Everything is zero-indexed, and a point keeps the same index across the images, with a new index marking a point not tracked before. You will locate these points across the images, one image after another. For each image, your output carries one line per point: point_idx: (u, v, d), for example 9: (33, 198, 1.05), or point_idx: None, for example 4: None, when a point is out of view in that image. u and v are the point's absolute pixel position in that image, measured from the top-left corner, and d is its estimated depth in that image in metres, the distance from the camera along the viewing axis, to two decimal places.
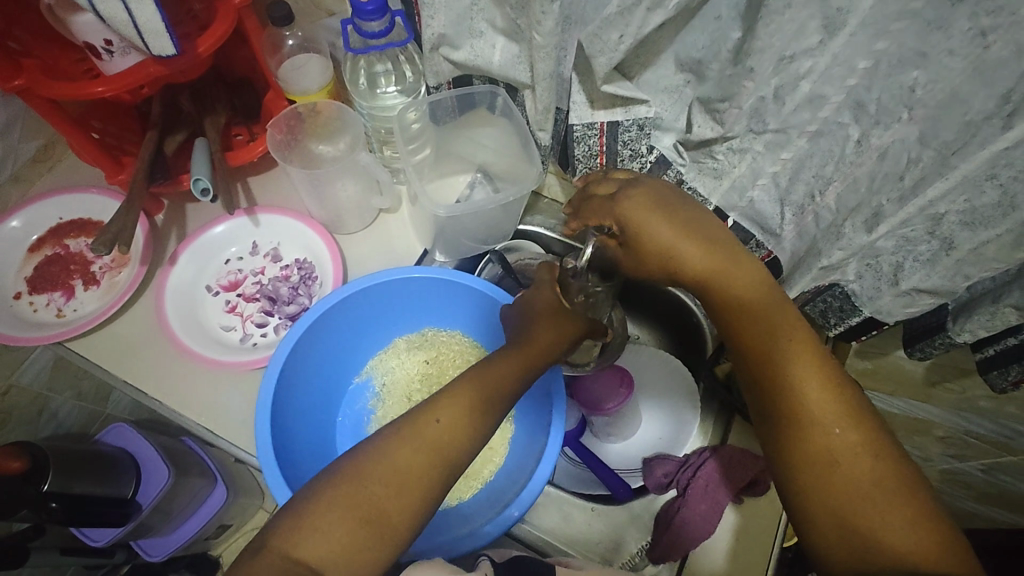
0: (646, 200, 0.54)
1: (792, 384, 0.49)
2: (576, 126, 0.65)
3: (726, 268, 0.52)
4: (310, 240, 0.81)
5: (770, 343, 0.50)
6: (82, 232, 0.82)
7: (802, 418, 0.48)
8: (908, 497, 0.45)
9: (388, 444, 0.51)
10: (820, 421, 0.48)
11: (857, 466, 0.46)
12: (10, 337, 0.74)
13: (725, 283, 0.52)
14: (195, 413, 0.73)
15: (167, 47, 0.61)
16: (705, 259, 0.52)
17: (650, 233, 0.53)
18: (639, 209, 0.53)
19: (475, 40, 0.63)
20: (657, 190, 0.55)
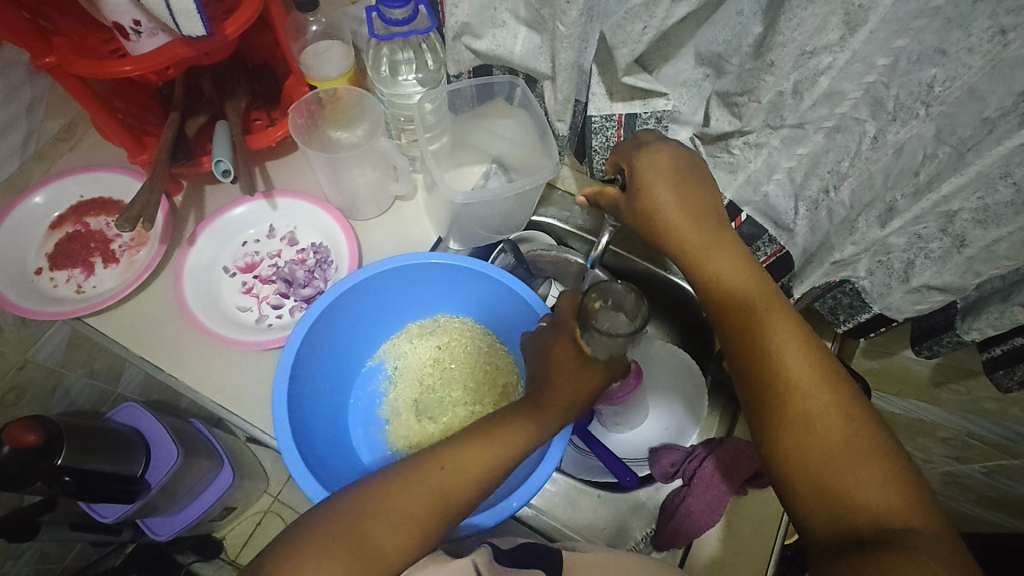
0: (662, 161, 0.57)
1: (772, 350, 0.51)
2: (593, 117, 0.66)
3: (710, 252, 0.56)
4: (326, 225, 0.82)
5: (751, 318, 0.53)
6: (103, 211, 0.83)
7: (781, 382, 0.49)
8: (884, 456, 0.45)
9: (392, 484, 0.52)
10: (799, 386, 0.49)
11: (835, 430, 0.46)
12: (30, 311, 0.75)
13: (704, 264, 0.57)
14: (210, 392, 0.74)
15: (198, 29, 0.62)
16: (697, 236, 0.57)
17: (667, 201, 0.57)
18: (653, 169, 0.58)
19: (498, 30, 0.64)
20: (677, 156, 0.58)
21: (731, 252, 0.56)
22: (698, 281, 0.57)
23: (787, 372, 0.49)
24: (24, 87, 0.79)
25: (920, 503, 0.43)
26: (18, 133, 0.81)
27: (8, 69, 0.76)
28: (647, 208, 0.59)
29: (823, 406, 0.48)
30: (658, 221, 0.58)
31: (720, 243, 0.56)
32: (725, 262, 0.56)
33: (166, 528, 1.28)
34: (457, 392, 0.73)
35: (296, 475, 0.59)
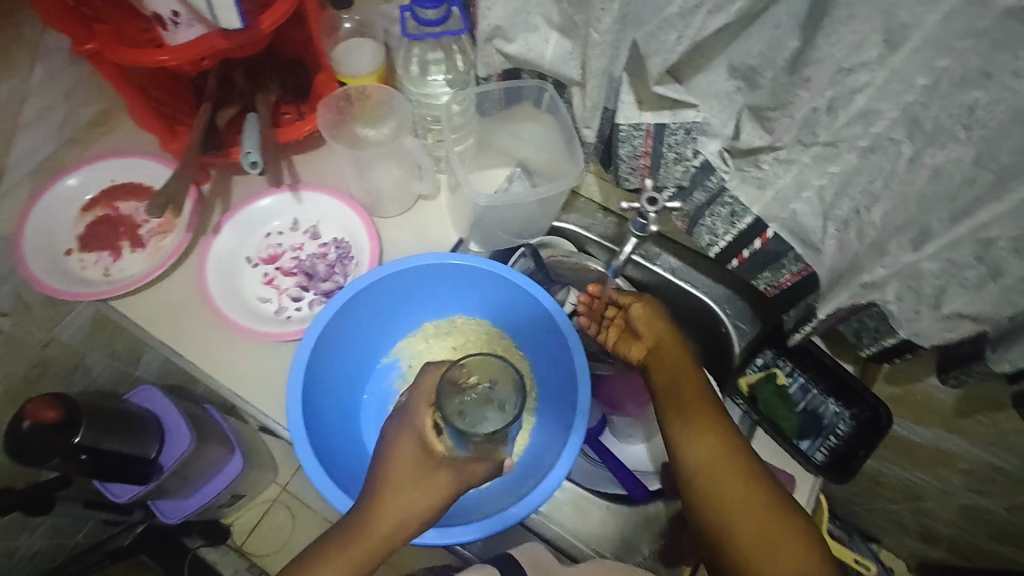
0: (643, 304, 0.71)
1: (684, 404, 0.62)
2: (622, 126, 0.65)
3: (661, 352, 0.67)
4: (349, 221, 0.83)
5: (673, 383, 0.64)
6: (134, 197, 0.85)
7: (689, 428, 0.61)
8: (750, 479, 0.57)
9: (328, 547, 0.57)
10: (695, 423, 0.60)
11: (717, 458, 0.58)
12: (60, 292, 0.77)
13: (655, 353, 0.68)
14: (227, 380, 0.75)
15: (235, 21, 0.63)
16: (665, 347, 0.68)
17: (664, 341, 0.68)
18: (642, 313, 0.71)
19: (530, 34, 0.64)
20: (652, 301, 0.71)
21: (690, 372, 0.65)
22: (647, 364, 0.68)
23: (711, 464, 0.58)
24: (64, 72, 0.81)
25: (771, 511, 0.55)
26: (56, 118, 0.83)
27: (48, 55, 0.78)
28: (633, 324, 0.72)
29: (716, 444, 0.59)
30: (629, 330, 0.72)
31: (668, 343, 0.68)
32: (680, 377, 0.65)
33: (176, 512, 1.30)
34: None
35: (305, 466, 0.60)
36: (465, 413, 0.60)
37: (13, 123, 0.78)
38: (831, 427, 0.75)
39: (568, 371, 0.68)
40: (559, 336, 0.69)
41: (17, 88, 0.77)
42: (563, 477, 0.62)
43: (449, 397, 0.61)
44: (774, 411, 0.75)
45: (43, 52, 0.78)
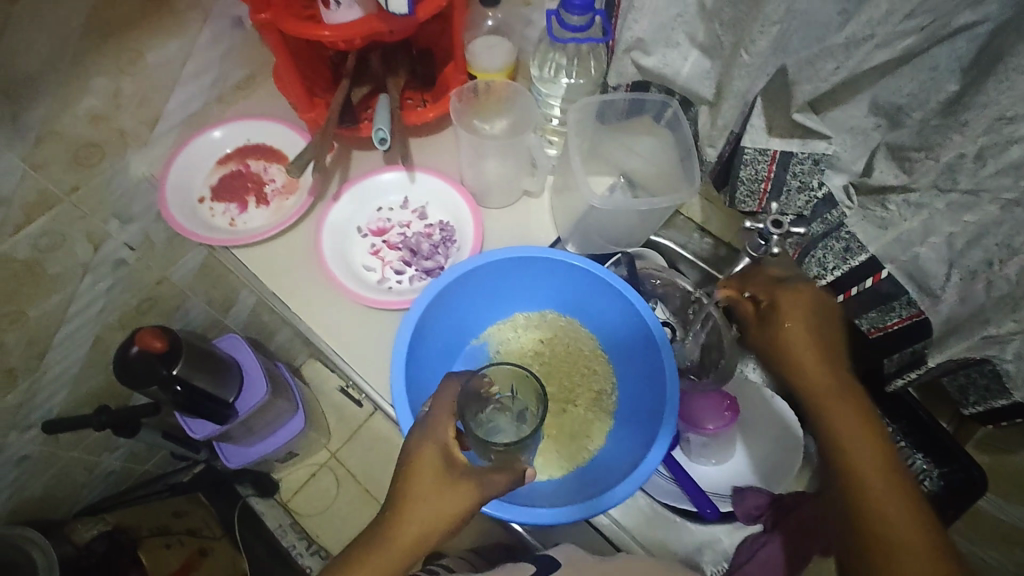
0: (805, 303, 0.60)
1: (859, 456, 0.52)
2: (747, 149, 0.66)
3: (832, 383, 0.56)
4: (457, 206, 0.87)
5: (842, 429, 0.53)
6: (264, 157, 0.92)
7: (864, 491, 0.50)
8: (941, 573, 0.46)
9: (368, 549, 0.56)
10: (871, 494, 0.50)
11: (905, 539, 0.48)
12: (193, 234, 0.84)
13: (818, 385, 0.56)
14: (327, 337, 0.80)
15: (403, 7, 0.69)
16: (809, 353, 0.58)
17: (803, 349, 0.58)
18: (788, 307, 0.60)
19: (670, 50, 0.66)
20: (818, 301, 0.61)
21: (861, 412, 0.54)
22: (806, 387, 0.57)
23: (870, 501, 0.50)
24: (225, 36, 0.88)
25: None
26: (209, 76, 0.91)
27: (217, 20, 0.86)
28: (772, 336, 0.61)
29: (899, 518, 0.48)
30: (781, 347, 0.59)
31: (832, 371, 0.56)
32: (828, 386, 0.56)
33: (236, 458, 1.36)
34: (553, 387, 0.75)
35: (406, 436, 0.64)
36: (482, 423, 0.63)
37: (177, 76, 0.86)
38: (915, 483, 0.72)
39: (656, 381, 0.69)
40: (651, 345, 0.71)
41: (187, 45, 0.85)
42: (639, 485, 0.63)
43: (470, 409, 0.63)
44: None
45: (212, 16, 0.85)
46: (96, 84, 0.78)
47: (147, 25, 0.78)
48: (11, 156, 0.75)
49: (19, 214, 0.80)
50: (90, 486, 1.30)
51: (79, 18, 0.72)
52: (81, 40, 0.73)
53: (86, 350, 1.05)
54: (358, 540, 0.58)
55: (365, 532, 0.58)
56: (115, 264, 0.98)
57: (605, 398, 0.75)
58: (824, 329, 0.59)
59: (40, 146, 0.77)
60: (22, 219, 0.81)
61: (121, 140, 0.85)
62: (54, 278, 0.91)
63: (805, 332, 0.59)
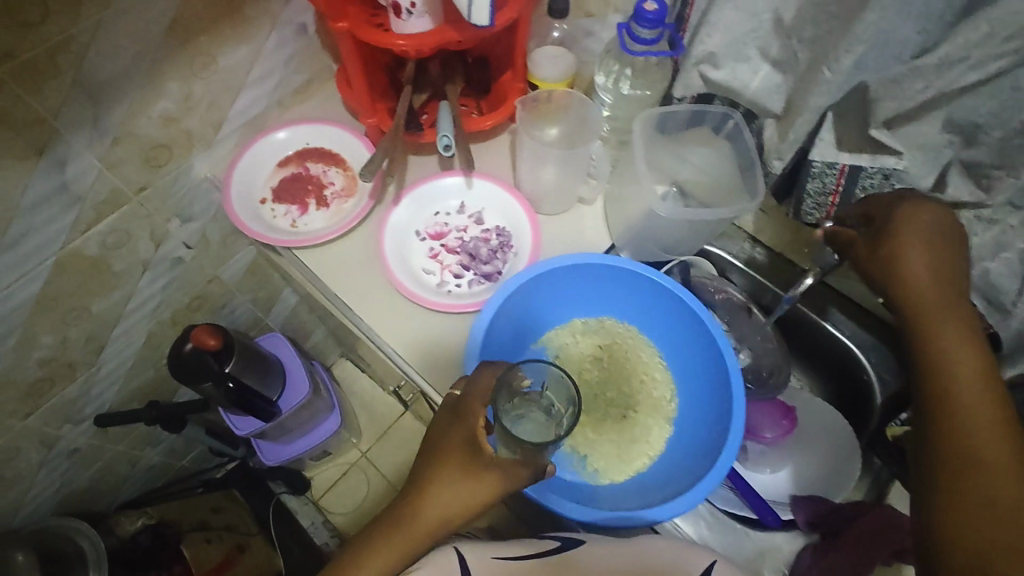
0: (923, 225, 0.60)
1: (954, 373, 0.56)
2: (815, 162, 0.67)
3: (940, 310, 0.59)
4: (513, 212, 0.89)
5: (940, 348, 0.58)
6: (322, 160, 0.94)
7: (954, 401, 0.55)
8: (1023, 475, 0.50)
9: (391, 527, 0.60)
10: (962, 407, 0.54)
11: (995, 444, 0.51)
12: (256, 235, 0.86)
13: (926, 310, 0.60)
14: (389, 339, 0.82)
15: (483, 19, 0.64)
16: (926, 284, 0.60)
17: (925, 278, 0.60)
18: (905, 237, 0.61)
19: (740, 64, 0.68)
20: (942, 221, 0.60)
21: (967, 336, 0.57)
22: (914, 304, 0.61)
23: (959, 402, 0.54)
24: (290, 42, 0.90)
25: None
26: (272, 81, 0.93)
27: (284, 26, 0.88)
28: (885, 257, 0.62)
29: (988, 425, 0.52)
30: (897, 271, 0.62)
31: (945, 298, 0.59)
32: (942, 316, 0.59)
33: (274, 455, 1.37)
34: (612, 393, 0.77)
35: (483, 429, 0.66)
36: (514, 413, 0.61)
37: (243, 80, 0.89)
38: None
39: (721, 390, 0.71)
40: (714, 354, 0.72)
41: (255, 51, 0.87)
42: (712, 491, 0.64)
43: (505, 398, 0.61)
44: None
45: (280, 22, 0.87)
46: (171, 88, 0.80)
47: (221, 31, 0.81)
48: (89, 156, 0.77)
49: (91, 212, 0.82)
50: (131, 480, 1.32)
51: (161, 24, 0.74)
52: (161, 45, 0.75)
53: (139, 346, 1.07)
54: (385, 516, 0.62)
55: (391, 511, 0.61)
56: (172, 262, 1.00)
57: (664, 405, 0.77)
58: (950, 264, 0.60)
59: (115, 147, 0.79)
60: (94, 217, 0.83)
61: (188, 142, 0.88)
62: (117, 275, 0.93)
63: (923, 255, 0.60)
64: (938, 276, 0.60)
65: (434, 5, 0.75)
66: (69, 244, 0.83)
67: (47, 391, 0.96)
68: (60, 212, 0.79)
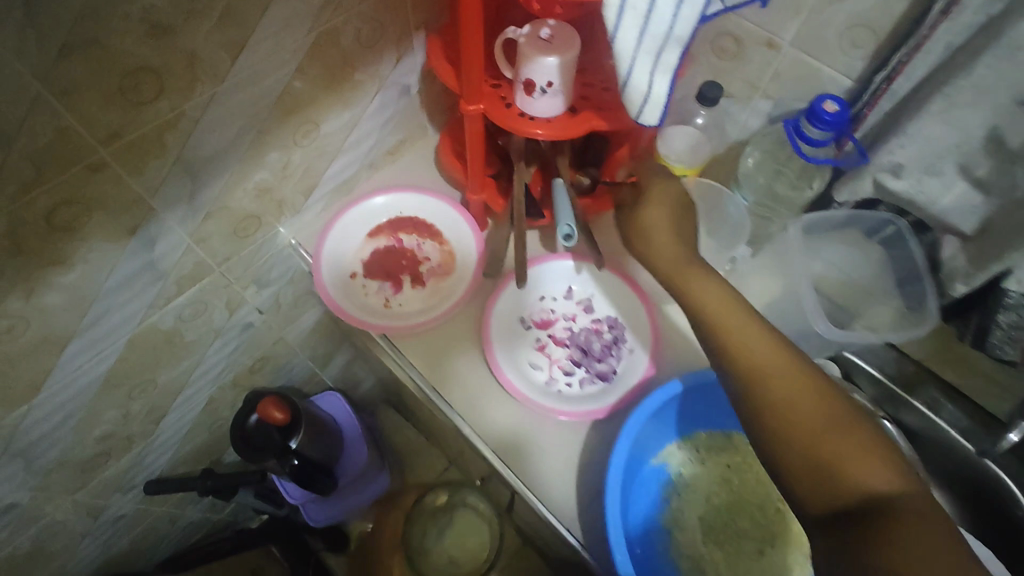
0: (656, 208, 0.71)
1: (743, 342, 0.57)
2: (1012, 291, 0.59)
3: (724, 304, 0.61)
4: (628, 303, 0.81)
5: (746, 358, 0.57)
6: (416, 231, 0.86)
7: (757, 379, 0.55)
8: (874, 438, 0.50)
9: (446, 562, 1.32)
10: (775, 380, 0.54)
11: (840, 430, 0.51)
12: (348, 316, 0.79)
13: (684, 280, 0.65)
14: (496, 446, 0.74)
15: (653, 120, 0.56)
16: (672, 252, 0.68)
17: (656, 230, 0.70)
18: (648, 214, 0.71)
19: (930, 177, 0.60)
20: (668, 203, 0.72)
21: (754, 329, 0.58)
22: (717, 339, 0.59)
23: (789, 410, 0.52)
24: (391, 104, 0.83)
25: (914, 484, 0.47)
26: (368, 144, 0.86)
27: (388, 88, 0.81)
28: (637, 221, 0.72)
29: (804, 398, 0.53)
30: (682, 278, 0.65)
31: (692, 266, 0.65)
32: (714, 299, 0.62)
33: (322, 515, 1.25)
34: (747, 524, 0.70)
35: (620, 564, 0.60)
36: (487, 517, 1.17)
37: (341, 144, 0.81)
38: None
39: None
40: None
41: (356, 115, 0.80)
42: None
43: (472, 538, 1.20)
44: None
45: (385, 84, 0.80)
46: (270, 158, 0.73)
47: (327, 99, 0.74)
48: (180, 232, 0.70)
49: (172, 287, 0.75)
50: (170, 537, 1.24)
51: (272, 94, 0.67)
52: (269, 116, 0.68)
53: (198, 411, 0.99)
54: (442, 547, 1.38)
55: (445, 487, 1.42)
56: (243, 327, 0.93)
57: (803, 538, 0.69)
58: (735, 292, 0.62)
59: (207, 221, 0.72)
60: (174, 291, 0.76)
61: (278, 209, 0.81)
62: (188, 345, 0.85)
63: (652, 201, 0.72)
64: (674, 256, 0.67)
65: (570, 82, 0.67)
66: (146, 319, 0.75)
67: (102, 464, 0.89)
68: (141, 290, 0.71)
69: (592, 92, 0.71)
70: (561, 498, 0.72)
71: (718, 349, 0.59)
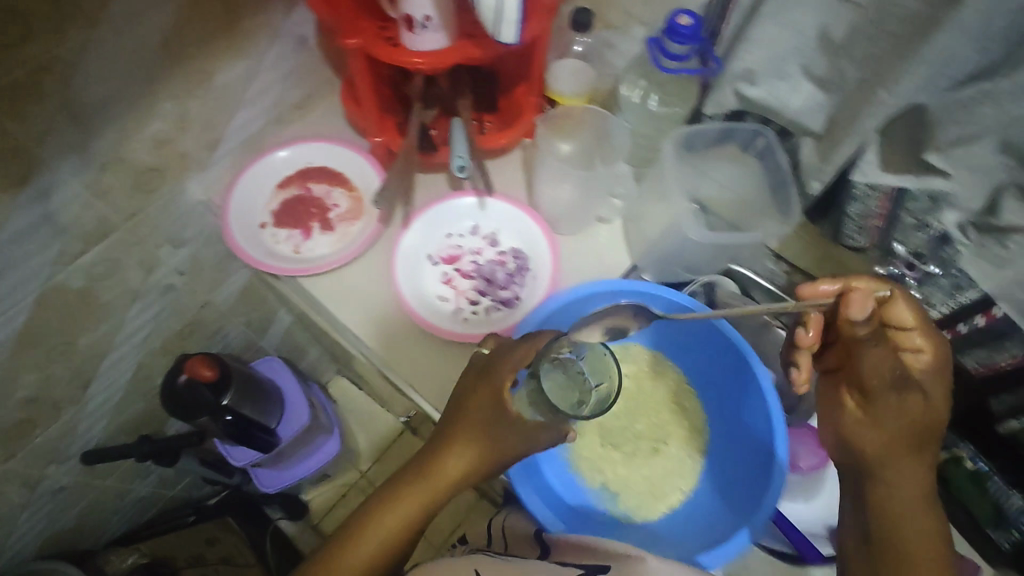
0: (880, 363, 0.59)
1: (915, 518, 0.55)
2: (857, 184, 0.65)
3: (906, 474, 0.57)
4: (530, 235, 0.84)
5: (893, 526, 0.55)
6: (325, 180, 0.88)
7: (917, 558, 0.54)
8: None
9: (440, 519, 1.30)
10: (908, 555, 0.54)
11: None
12: (258, 262, 0.81)
13: (876, 473, 0.58)
14: (406, 372, 0.79)
15: (510, 37, 0.59)
16: (874, 448, 0.58)
17: (869, 368, 0.59)
18: (868, 368, 0.59)
19: (780, 82, 0.65)
20: (882, 370, 0.59)
21: (919, 510, 0.56)
22: (871, 502, 0.58)
23: None
24: (289, 55, 0.85)
25: None
26: (271, 96, 0.87)
27: (284, 39, 0.83)
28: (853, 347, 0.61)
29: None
30: (854, 444, 0.60)
31: (890, 460, 0.57)
32: (896, 480, 0.57)
33: (273, 481, 1.28)
34: (642, 425, 0.74)
35: (545, 521, 0.65)
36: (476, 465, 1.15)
37: (241, 96, 0.83)
38: (1016, 524, 0.72)
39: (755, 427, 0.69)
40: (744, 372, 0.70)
41: (253, 66, 0.81)
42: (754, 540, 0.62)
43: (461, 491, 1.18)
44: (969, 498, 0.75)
45: (280, 35, 0.82)
46: (164, 108, 0.74)
47: (219, 48, 0.75)
48: (75, 184, 0.70)
49: (77, 244, 0.76)
50: (120, 514, 1.25)
51: (154, 41, 0.67)
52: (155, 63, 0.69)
53: (129, 377, 1.00)
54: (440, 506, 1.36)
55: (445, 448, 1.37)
56: (164, 289, 0.94)
57: (692, 434, 0.75)
58: (913, 450, 0.57)
59: (104, 173, 0.73)
60: (80, 248, 0.76)
61: (183, 163, 0.82)
62: (105, 306, 0.86)
63: (881, 361, 0.59)
64: (894, 439, 0.57)
65: (449, 18, 0.68)
66: (53, 277, 0.76)
67: (30, 432, 0.89)
68: (42, 245, 0.72)
69: (477, 29, 0.72)
70: None
71: (868, 517, 0.57)
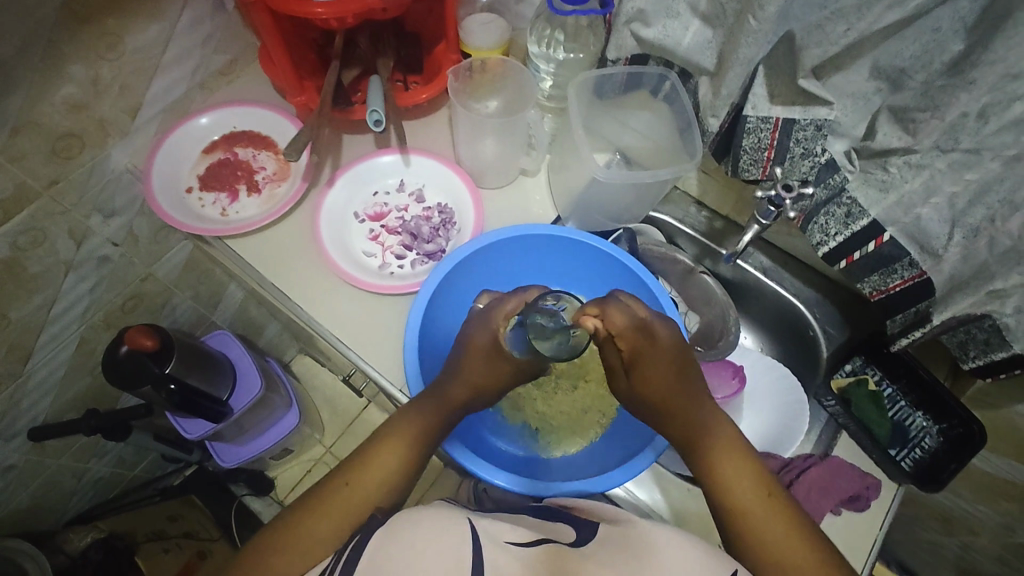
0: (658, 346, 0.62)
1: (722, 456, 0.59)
2: (749, 118, 0.67)
3: (697, 412, 0.61)
4: (454, 188, 0.86)
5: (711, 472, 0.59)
6: (252, 144, 0.90)
7: (735, 501, 0.56)
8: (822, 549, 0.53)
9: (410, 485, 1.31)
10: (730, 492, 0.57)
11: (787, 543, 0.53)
12: (181, 224, 0.81)
13: (678, 417, 0.61)
14: (331, 325, 0.79)
15: None
16: (665, 394, 0.62)
17: (649, 353, 0.62)
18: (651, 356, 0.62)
19: (670, 20, 0.67)
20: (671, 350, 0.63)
21: (728, 444, 0.60)
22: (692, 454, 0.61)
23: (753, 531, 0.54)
24: (205, 19, 0.85)
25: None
26: (192, 61, 0.88)
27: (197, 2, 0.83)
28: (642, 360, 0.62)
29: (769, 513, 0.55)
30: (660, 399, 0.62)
31: (688, 403, 0.61)
32: (697, 418, 0.61)
33: (231, 456, 1.29)
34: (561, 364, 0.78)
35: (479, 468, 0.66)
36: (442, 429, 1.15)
37: (158, 60, 0.83)
38: (917, 440, 0.74)
39: None
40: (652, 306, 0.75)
41: (167, 29, 0.81)
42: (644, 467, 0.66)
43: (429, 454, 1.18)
44: (866, 416, 0.76)
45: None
46: (74, 71, 0.74)
47: (128, 9, 0.75)
48: None
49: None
50: (79, 494, 1.26)
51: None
52: (57, 22, 0.69)
53: (71, 352, 1.01)
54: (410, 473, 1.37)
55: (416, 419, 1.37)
56: (99, 261, 0.94)
57: None
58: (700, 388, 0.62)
59: (17, 138, 0.73)
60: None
61: (102, 129, 0.82)
62: (36, 278, 0.86)
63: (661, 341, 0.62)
64: (679, 385, 0.62)
65: None
66: None
67: None
68: None
69: None
70: (390, 364, 0.78)
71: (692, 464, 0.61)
